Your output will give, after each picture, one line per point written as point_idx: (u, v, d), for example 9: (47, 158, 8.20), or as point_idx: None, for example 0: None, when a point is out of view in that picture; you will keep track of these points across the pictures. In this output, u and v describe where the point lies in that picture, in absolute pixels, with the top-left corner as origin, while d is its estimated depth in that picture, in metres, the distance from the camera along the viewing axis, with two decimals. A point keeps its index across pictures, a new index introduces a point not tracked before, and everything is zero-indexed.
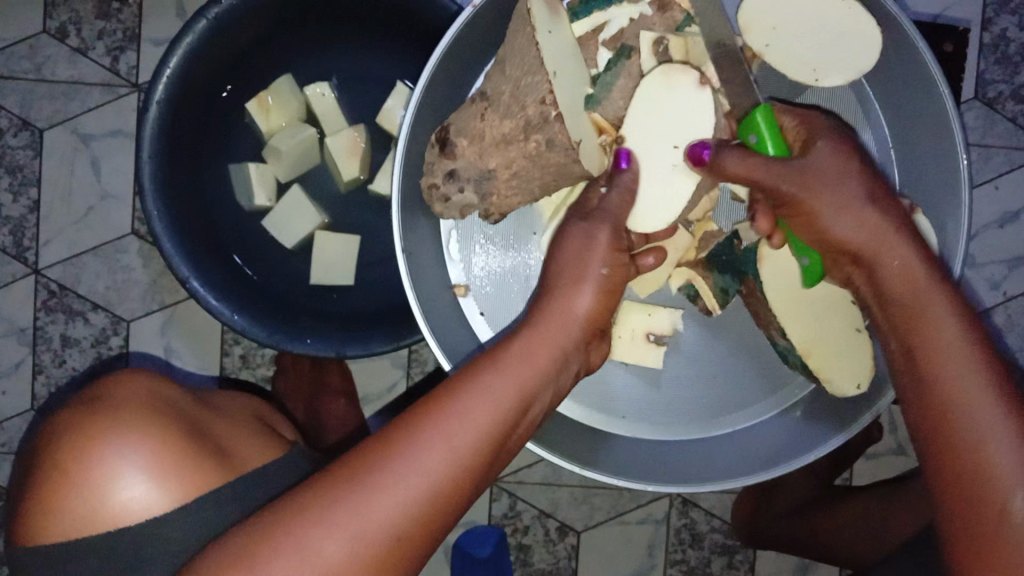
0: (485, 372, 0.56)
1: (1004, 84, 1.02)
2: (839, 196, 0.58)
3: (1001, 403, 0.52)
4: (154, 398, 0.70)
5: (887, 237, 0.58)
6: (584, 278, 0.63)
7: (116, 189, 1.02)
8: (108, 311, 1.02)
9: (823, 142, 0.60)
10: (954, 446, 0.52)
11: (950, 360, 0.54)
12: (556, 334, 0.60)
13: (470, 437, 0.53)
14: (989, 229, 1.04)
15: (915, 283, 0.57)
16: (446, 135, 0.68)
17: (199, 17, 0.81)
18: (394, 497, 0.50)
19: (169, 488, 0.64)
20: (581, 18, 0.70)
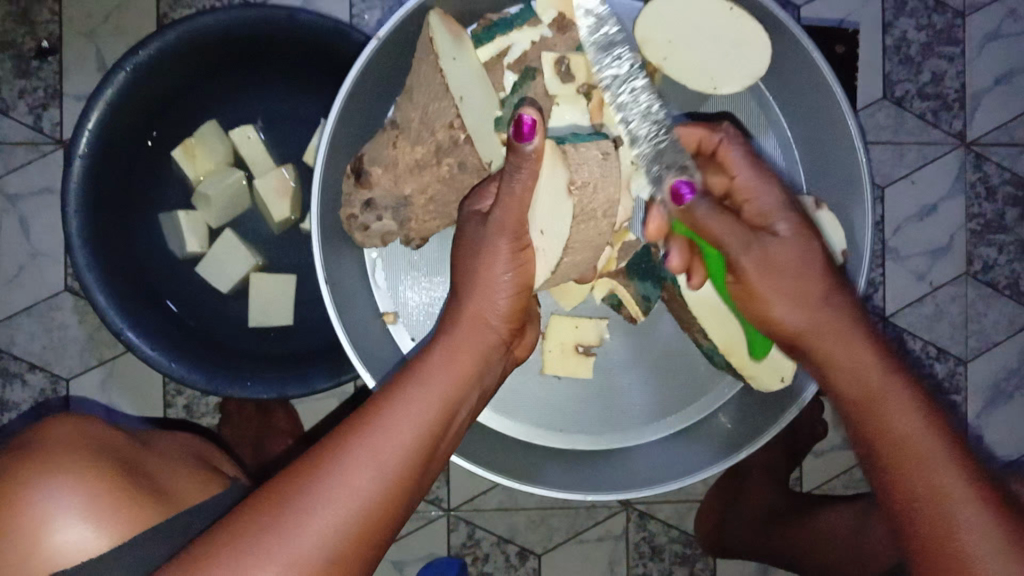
0: (407, 386, 0.59)
1: (910, 83, 1.06)
2: (796, 291, 0.58)
3: (972, 494, 0.49)
4: (90, 442, 0.69)
5: (839, 328, 0.57)
6: (494, 278, 0.64)
7: (47, 247, 1.01)
8: (46, 370, 1.01)
9: (783, 228, 0.60)
10: (924, 539, 0.50)
11: (919, 454, 0.51)
12: (474, 338, 0.63)
13: (394, 448, 0.55)
14: (910, 223, 1.07)
15: (876, 378, 0.55)
16: (360, 166, 0.71)
17: (118, 70, 0.81)
18: (326, 516, 0.51)
19: (106, 528, 0.64)
20: (484, 43, 0.73)
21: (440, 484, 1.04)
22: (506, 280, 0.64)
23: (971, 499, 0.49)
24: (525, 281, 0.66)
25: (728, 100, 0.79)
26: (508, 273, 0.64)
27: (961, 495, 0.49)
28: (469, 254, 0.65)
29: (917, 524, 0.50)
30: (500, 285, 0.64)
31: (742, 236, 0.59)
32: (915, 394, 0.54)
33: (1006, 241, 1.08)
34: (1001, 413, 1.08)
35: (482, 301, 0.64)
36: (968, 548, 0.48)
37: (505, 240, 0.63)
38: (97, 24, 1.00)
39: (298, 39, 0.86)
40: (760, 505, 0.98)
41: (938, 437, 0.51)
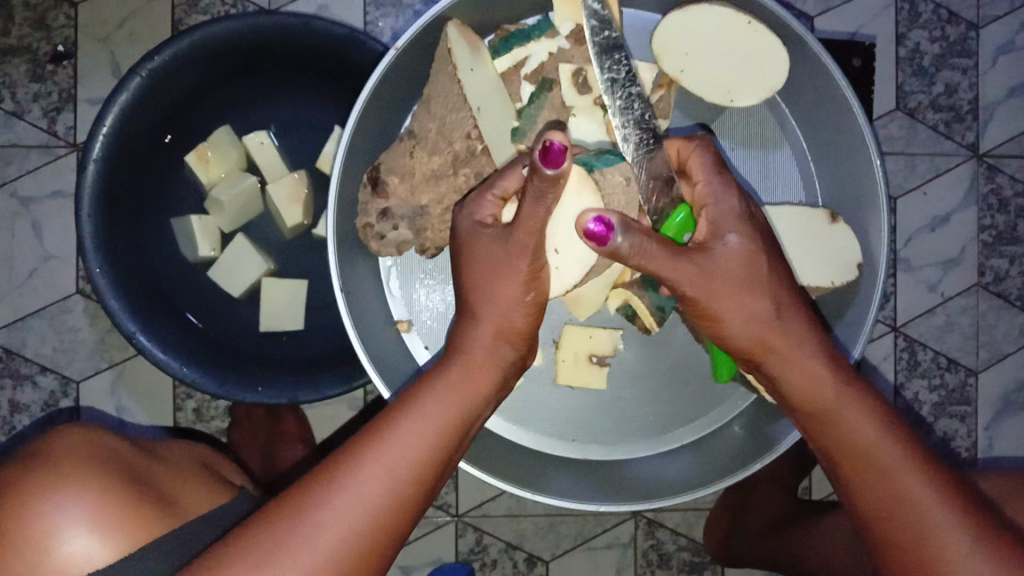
0: (420, 397, 0.59)
1: (923, 94, 1.06)
2: (749, 308, 0.59)
3: (933, 490, 0.57)
4: (98, 452, 0.70)
5: (794, 342, 0.61)
6: (509, 292, 0.61)
7: (59, 250, 1.01)
8: (57, 372, 1.01)
9: (732, 237, 0.60)
10: (897, 533, 0.57)
11: (879, 462, 0.58)
12: (495, 348, 0.62)
13: (406, 461, 0.56)
14: (922, 234, 1.07)
15: (823, 390, 0.60)
16: (377, 175, 0.71)
17: (133, 75, 0.81)
18: (337, 527, 0.52)
19: (112, 540, 0.64)
20: (501, 53, 0.73)
21: (449, 490, 1.04)
22: (525, 299, 0.62)
23: (932, 495, 0.56)
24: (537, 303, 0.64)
25: (744, 113, 0.79)
26: (528, 291, 0.62)
27: (925, 494, 0.56)
28: (472, 263, 0.61)
29: (886, 520, 0.58)
30: (514, 300, 0.61)
31: (698, 260, 0.59)
32: (869, 402, 0.60)
33: (1018, 252, 1.08)
34: (1012, 425, 1.08)
35: (495, 315, 0.62)
36: (940, 541, 0.55)
37: (523, 261, 0.60)
38: (112, 28, 1.01)
39: (313, 46, 0.86)
40: (767, 514, 0.98)
41: (893, 438, 0.59)
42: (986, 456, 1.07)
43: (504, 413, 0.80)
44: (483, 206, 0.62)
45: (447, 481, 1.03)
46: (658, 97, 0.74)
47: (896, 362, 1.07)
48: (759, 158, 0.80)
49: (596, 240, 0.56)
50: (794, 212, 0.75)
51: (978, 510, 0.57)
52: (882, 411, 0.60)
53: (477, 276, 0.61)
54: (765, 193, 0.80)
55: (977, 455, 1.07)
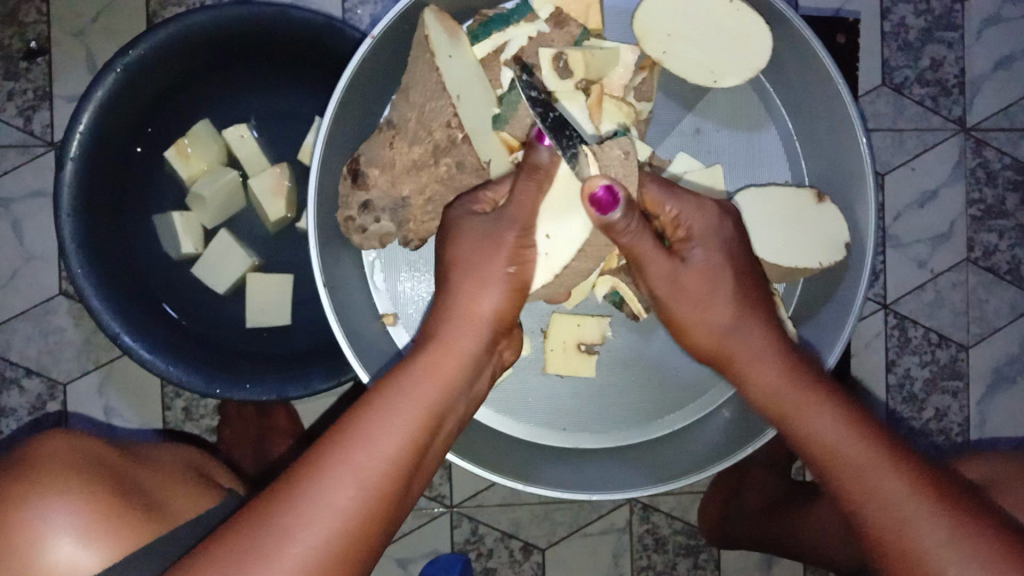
0: (388, 392, 0.56)
1: (909, 69, 1.05)
2: (704, 319, 0.62)
3: (904, 484, 0.53)
4: (88, 458, 0.70)
5: (751, 351, 0.62)
6: (490, 269, 0.61)
7: (41, 251, 1.00)
8: (44, 375, 1.00)
9: (697, 251, 0.62)
10: (874, 531, 0.53)
11: (849, 461, 0.55)
12: (469, 333, 0.61)
13: (377, 461, 0.52)
14: (911, 210, 1.06)
15: (783, 394, 0.60)
16: (357, 167, 0.70)
17: (107, 71, 0.80)
18: (308, 536, 0.49)
19: (99, 548, 0.64)
20: (481, 39, 0.72)
21: (442, 480, 1.03)
22: (509, 273, 0.62)
23: (903, 488, 0.53)
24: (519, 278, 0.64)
25: (729, 93, 0.78)
26: (513, 265, 0.62)
27: (895, 488, 0.53)
28: (460, 241, 0.62)
29: (862, 520, 0.54)
30: (494, 276, 0.61)
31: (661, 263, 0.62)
32: (834, 399, 0.59)
33: (1007, 226, 1.08)
34: (1004, 399, 1.08)
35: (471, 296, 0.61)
36: (915, 537, 0.51)
37: (512, 232, 0.62)
38: (86, 23, 0.99)
39: (290, 36, 0.84)
40: (762, 496, 0.98)
41: (862, 437, 0.56)
42: (979, 431, 1.08)
43: (493, 404, 0.80)
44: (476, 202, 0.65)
45: (441, 472, 1.03)
46: (641, 80, 0.73)
47: (887, 339, 1.06)
48: (745, 140, 0.79)
49: (599, 205, 0.58)
50: (781, 193, 0.75)
51: (958, 502, 0.53)
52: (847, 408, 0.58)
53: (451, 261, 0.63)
54: (752, 175, 0.79)
55: (969, 430, 1.07)
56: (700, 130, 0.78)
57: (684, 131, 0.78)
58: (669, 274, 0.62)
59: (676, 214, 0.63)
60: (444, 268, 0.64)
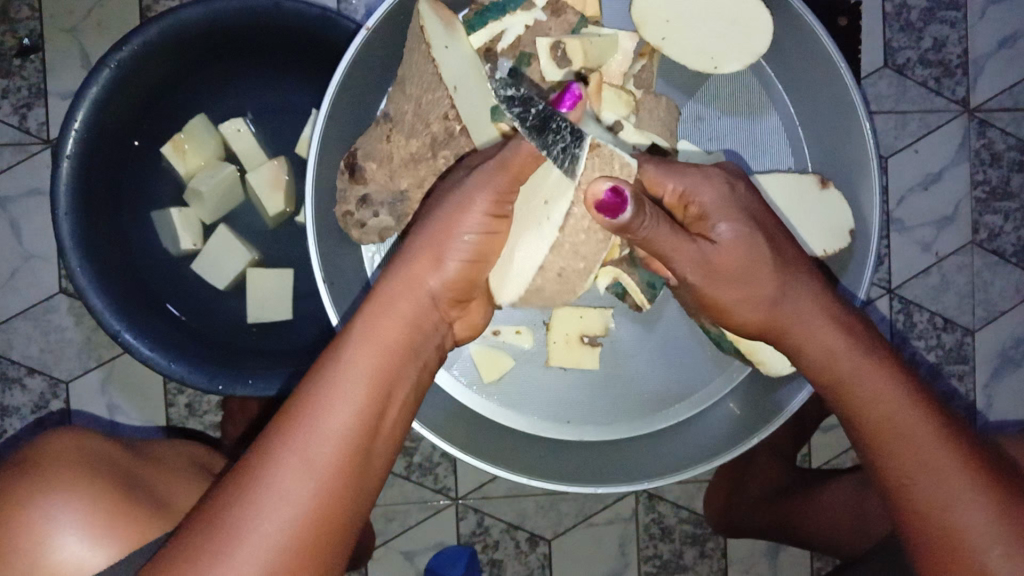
0: (332, 367, 0.53)
1: (912, 51, 1.04)
2: (751, 296, 0.60)
3: (954, 458, 0.54)
4: (95, 457, 0.69)
5: (807, 319, 0.60)
6: (442, 233, 0.60)
7: (40, 249, 0.99)
8: (46, 373, 0.99)
9: (721, 227, 0.59)
10: (914, 508, 0.54)
11: (903, 432, 0.55)
12: (410, 299, 0.58)
13: (328, 442, 0.50)
14: (915, 193, 1.05)
15: (840, 357, 0.58)
16: (354, 160, 0.71)
17: (101, 67, 0.79)
18: (266, 529, 0.47)
19: (104, 547, 0.63)
20: (477, 29, 0.71)
21: (447, 473, 1.03)
22: (468, 240, 0.61)
23: (954, 463, 0.53)
24: (486, 251, 0.63)
25: (729, 79, 0.77)
26: (471, 233, 0.61)
27: (948, 461, 0.53)
28: (440, 207, 0.62)
29: (912, 492, 0.54)
30: (444, 242, 0.60)
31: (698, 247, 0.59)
32: (889, 366, 0.58)
33: (1012, 208, 1.07)
34: (1010, 381, 1.08)
35: (425, 265, 0.60)
36: (963, 510, 0.52)
37: (485, 194, 0.60)
38: (78, 19, 0.98)
39: (285, 29, 0.84)
40: (768, 485, 0.97)
41: (915, 407, 0.56)
42: (985, 414, 1.07)
43: (495, 398, 0.79)
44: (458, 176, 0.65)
45: (445, 465, 1.03)
46: (640, 67, 0.73)
47: (892, 324, 1.06)
48: (748, 126, 0.78)
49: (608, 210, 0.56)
50: (785, 179, 0.74)
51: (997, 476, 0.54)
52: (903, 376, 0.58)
53: (411, 239, 0.61)
54: (755, 161, 0.78)
55: (975, 413, 1.07)
56: (702, 118, 0.77)
57: (685, 118, 0.77)
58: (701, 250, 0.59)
59: (682, 190, 0.62)
60: (408, 239, 0.62)
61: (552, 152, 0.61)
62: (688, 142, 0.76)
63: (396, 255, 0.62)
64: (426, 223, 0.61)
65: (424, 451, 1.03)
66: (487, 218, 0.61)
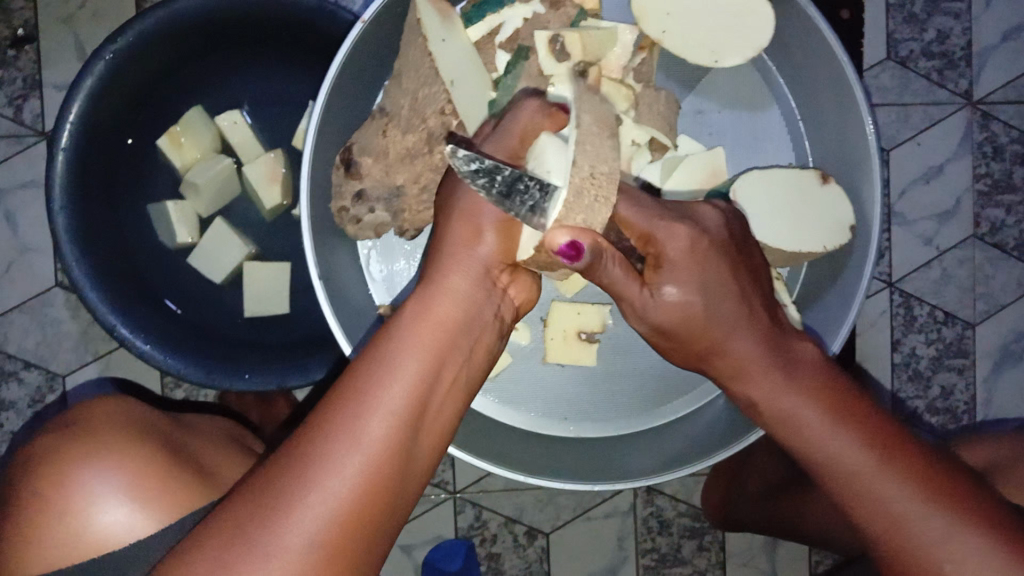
0: (388, 343, 0.54)
1: (915, 42, 1.03)
2: (692, 349, 0.63)
3: (905, 490, 0.53)
4: (134, 420, 0.70)
5: (743, 362, 0.61)
6: (484, 207, 0.59)
7: (36, 242, 0.99)
8: (43, 367, 0.99)
9: (669, 283, 0.60)
10: (873, 538, 0.54)
11: (845, 475, 0.55)
12: (462, 280, 0.58)
13: (384, 411, 0.50)
14: (917, 186, 1.05)
15: (780, 405, 0.59)
16: (349, 156, 0.70)
17: (97, 58, 0.78)
18: (324, 493, 0.47)
19: (149, 511, 0.64)
20: (475, 22, 0.70)
21: (445, 467, 1.03)
22: (500, 207, 0.59)
23: (902, 496, 0.53)
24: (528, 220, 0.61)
25: (729, 73, 0.76)
26: None
27: (896, 494, 0.53)
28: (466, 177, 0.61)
29: (866, 530, 0.55)
30: (486, 216, 0.59)
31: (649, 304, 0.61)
32: (821, 399, 0.58)
33: (1015, 201, 1.06)
34: (1012, 376, 1.07)
35: (468, 238, 0.59)
36: (913, 540, 0.52)
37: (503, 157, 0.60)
38: (73, 9, 0.97)
39: (281, 20, 0.83)
40: (763, 480, 0.97)
41: (858, 445, 0.55)
42: (986, 409, 1.06)
43: (492, 393, 0.79)
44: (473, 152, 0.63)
45: (443, 459, 1.02)
46: (639, 60, 0.71)
47: (892, 318, 1.05)
48: (747, 121, 0.77)
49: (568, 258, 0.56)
50: (783, 175, 0.73)
51: (960, 495, 0.53)
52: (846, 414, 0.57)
53: (458, 193, 0.61)
54: (755, 156, 0.77)
55: (975, 408, 1.06)
56: (701, 111, 0.76)
57: (686, 112, 0.76)
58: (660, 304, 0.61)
59: (645, 233, 0.60)
60: (445, 214, 0.62)
61: (517, 211, 0.58)
62: (685, 136, 0.75)
63: (438, 233, 0.62)
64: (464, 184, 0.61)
65: None
66: (516, 182, 0.60)
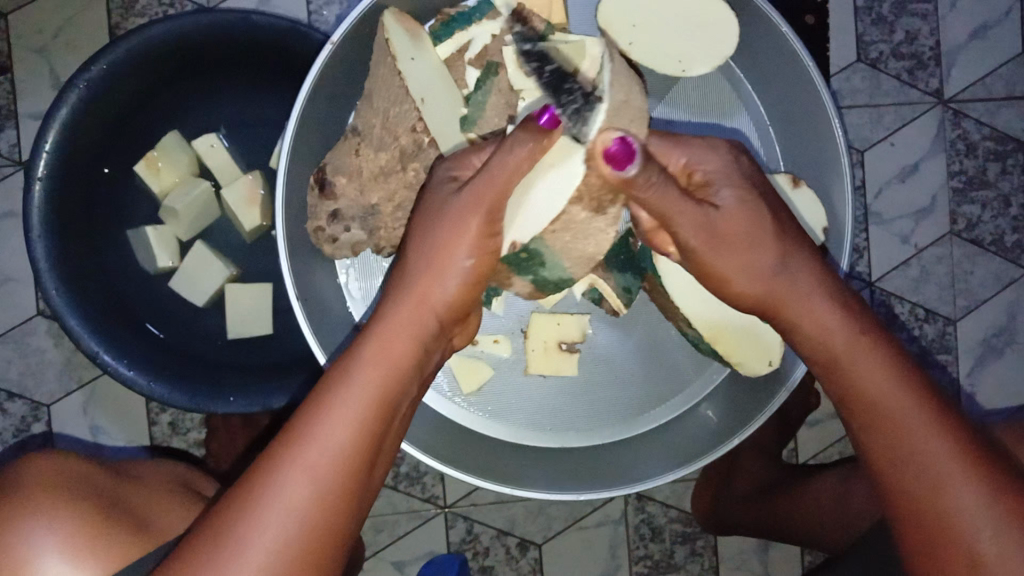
0: (342, 381, 0.53)
1: (884, 44, 1.04)
2: (755, 271, 0.59)
3: (949, 445, 0.53)
4: (73, 476, 0.70)
5: (800, 292, 0.59)
6: (447, 254, 0.58)
7: (16, 272, 0.98)
8: (27, 397, 0.99)
9: (725, 193, 0.59)
10: (903, 486, 0.54)
11: (898, 413, 0.55)
12: (417, 315, 0.58)
13: (331, 460, 0.51)
14: (892, 185, 1.06)
15: (832, 335, 0.58)
16: (323, 176, 0.70)
17: (71, 89, 0.79)
18: (268, 542, 0.48)
19: (85, 566, 0.64)
20: (443, 39, 0.71)
21: (435, 482, 1.03)
22: (465, 264, 0.59)
23: (945, 448, 0.53)
24: (486, 270, 0.61)
25: (698, 81, 0.77)
26: (470, 257, 0.59)
27: (939, 448, 0.53)
28: (430, 217, 0.59)
29: (900, 476, 0.54)
30: (450, 258, 0.58)
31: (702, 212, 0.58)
32: (869, 339, 0.58)
33: (989, 197, 1.07)
34: (995, 370, 1.08)
35: (431, 279, 0.58)
36: (953, 494, 0.52)
37: (475, 217, 0.58)
38: (47, 39, 0.97)
39: (254, 43, 0.83)
40: (751, 482, 0.97)
41: (905, 389, 0.55)
42: (971, 403, 1.07)
43: (474, 406, 0.79)
44: (457, 166, 0.62)
45: (433, 474, 1.02)
46: None
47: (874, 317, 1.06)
48: (719, 128, 0.78)
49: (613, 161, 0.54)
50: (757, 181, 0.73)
51: (992, 460, 0.53)
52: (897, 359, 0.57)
53: (418, 226, 0.60)
54: None
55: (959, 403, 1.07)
56: (673, 121, 0.76)
57: (658, 122, 0.76)
58: (716, 219, 0.58)
59: (685, 161, 0.62)
60: (416, 234, 0.60)
61: (563, 111, 0.60)
62: None
63: (399, 261, 0.61)
64: (427, 224, 0.59)
65: (412, 460, 1.03)
66: (480, 241, 0.59)
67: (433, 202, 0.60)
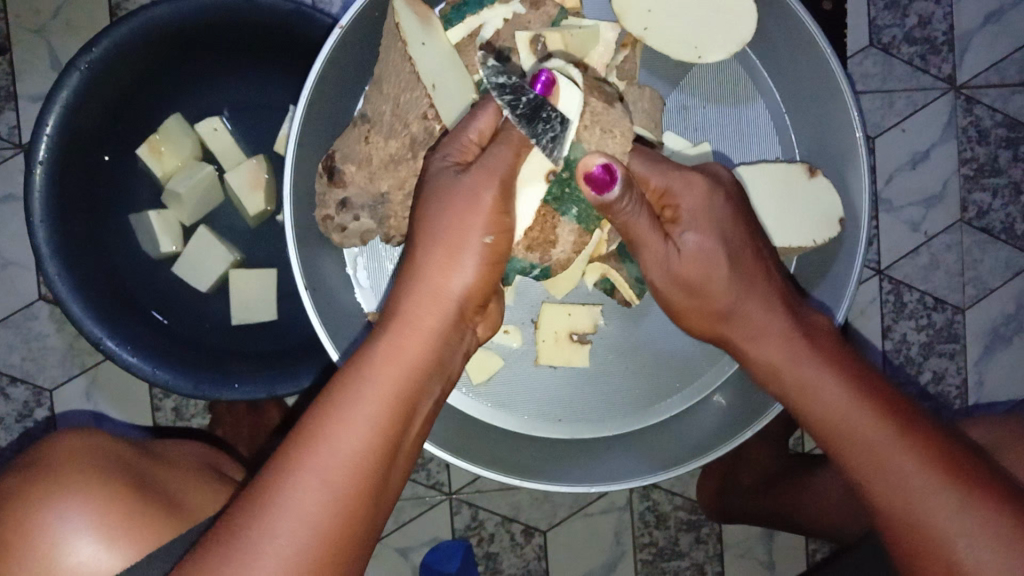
0: (353, 384, 0.53)
1: (897, 28, 1.02)
2: (705, 306, 0.63)
3: (913, 459, 0.53)
4: (103, 455, 0.69)
5: (755, 330, 0.62)
6: (467, 235, 0.57)
7: (18, 256, 0.97)
8: (29, 382, 0.98)
9: (688, 233, 0.62)
10: (880, 500, 0.54)
11: (858, 433, 0.55)
12: (435, 309, 0.57)
13: (343, 466, 0.50)
14: (903, 172, 1.05)
15: (788, 365, 0.60)
16: (332, 163, 0.69)
17: (71, 71, 0.77)
18: (279, 550, 0.48)
19: (119, 547, 0.64)
20: (454, 24, 0.70)
21: (440, 468, 1.03)
22: (487, 242, 0.57)
23: (909, 462, 0.53)
24: (502, 252, 0.60)
25: (713, 68, 0.76)
26: (491, 233, 0.57)
27: (904, 461, 0.53)
28: (435, 195, 0.58)
29: (871, 493, 0.55)
30: (468, 243, 0.57)
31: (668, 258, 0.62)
32: (831, 362, 0.59)
33: (1000, 184, 1.06)
34: (1002, 360, 1.07)
35: (444, 266, 0.57)
36: (923, 507, 0.52)
37: (491, 187, 0.57)
38: (46, 19, 0.95)
39: (258, 25, 0.82)
40: (757, 470, 0.97)
41: (865, 403, 0.56)
42: (977, 393, 1.06)
43: (484, 396, 0.78)
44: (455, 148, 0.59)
45: (437, 461, 1.02)
46: (622, 58, 0.71)
47: (883, 305, 1.06)
48: (733, 114, 0.77)
49: (597, 184, 0.57)
50: (770, 170, 0.73)
51: (968, 470, 0.52)
52: (865, 381, 0.58)
53: (429, 199, 0.58)
54: (743, 149, 0.77)
55: (966, 393, 1.06)
56: (687, 106, 0.75)
57: (671, 109, 0.75)
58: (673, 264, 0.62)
59: (663, 188, 0.63)
60: (421, 222, 0.58)
61: (540, 141, 0.60)
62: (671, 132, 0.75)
63: (405, 252, 0.60)
64: (427, 200, 0.58)
65: None
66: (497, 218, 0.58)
67: (442, 174, 0.59)
